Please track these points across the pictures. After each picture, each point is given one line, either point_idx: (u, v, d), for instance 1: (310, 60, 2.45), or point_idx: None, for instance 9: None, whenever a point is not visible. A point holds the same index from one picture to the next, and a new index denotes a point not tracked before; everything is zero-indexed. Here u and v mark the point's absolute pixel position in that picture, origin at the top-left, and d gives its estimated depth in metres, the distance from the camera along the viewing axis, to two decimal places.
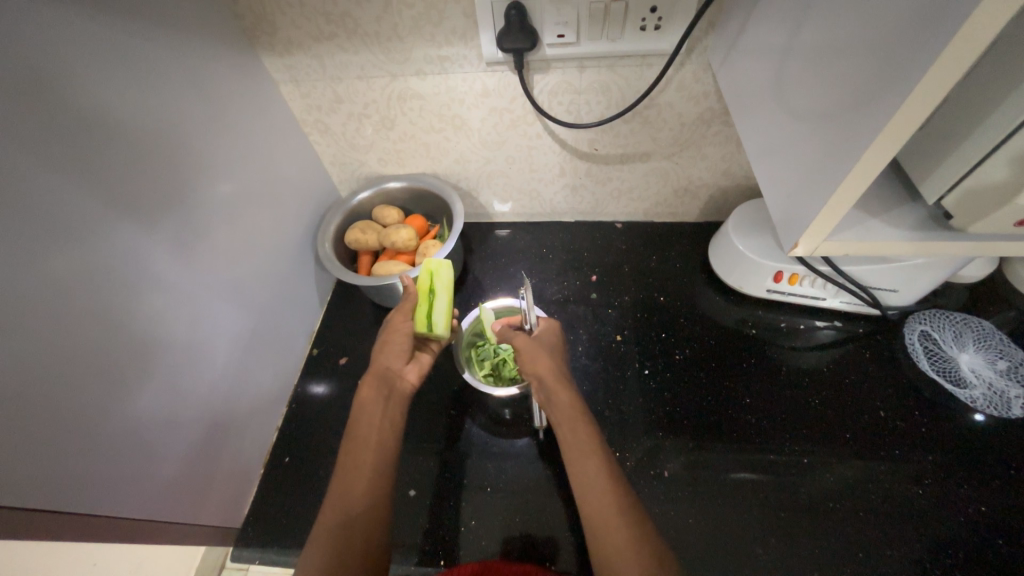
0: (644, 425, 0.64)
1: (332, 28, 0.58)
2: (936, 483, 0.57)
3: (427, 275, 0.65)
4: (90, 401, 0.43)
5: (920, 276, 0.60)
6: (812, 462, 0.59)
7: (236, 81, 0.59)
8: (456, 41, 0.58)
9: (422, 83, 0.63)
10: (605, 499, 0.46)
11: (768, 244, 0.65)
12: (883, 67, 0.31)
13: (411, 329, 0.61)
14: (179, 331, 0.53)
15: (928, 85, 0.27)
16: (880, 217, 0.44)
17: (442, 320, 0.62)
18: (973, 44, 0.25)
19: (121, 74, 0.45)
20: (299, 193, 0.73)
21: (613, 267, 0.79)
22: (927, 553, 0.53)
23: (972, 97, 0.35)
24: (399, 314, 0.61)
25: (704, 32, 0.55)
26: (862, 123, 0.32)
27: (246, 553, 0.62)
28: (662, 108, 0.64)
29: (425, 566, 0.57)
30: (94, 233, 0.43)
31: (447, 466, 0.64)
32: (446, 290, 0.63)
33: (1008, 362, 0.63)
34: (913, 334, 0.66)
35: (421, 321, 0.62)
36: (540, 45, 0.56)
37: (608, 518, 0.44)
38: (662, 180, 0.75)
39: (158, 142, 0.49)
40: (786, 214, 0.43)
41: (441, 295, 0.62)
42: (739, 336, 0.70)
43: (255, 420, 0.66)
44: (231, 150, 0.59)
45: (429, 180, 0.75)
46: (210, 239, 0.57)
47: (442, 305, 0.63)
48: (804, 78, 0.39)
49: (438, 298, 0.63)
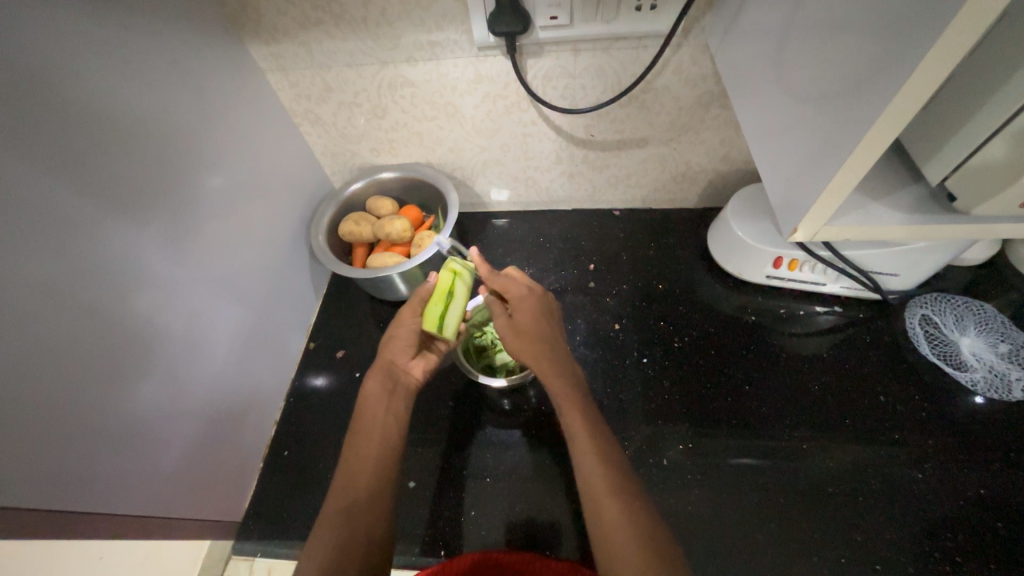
0: (644, 413, 0.63)
1: (320, 14, 0.56)
2: (936, 466, 0.57)
3: (449, 275, 0.59)
4: (88, 400, 0.43)
5: (922, 260, 0.59)
6: (811, 447, 0.59)
7: (222, 71, 0.57)
8: (447, 26, 0.56)
9: (413, 70, 0.62)
10: (597, 485, 0.45)
11: (768, 229, 0.64)
12: (885, 44, 0.29)
13: (418, 325, 0.59)
14: (174, 327, 0.53)
15: (934, 63, 0.26)
16: (882, 200, 0.43)
17: (452, 328, 0.59)
18: (981, 18, 0.24)
19: (102, 64, 0.44)
20: (291, 184, 0.72)
21: (611, 255, 0.79)
22: (927, 536, 0.53)
23: (975, 75, 0.34)
24: (408, 308, 0.60)
25: (701, 12, 0.53)
26: (864, 103, 0.31)
27: (248, 546, 0.62)
28: (659, 92, 0.62)
29: (426, 557, 0.58)
30: (81, 229, 0.42)
31: (446, 457, 0.64)
32: (464, 298, 0.59)
33: (1009, 345, 0.62)
34: (914, 318, 0.66)
35: (432, 321, 0.58)
36: (533, 28, 0.55)
37: (605, 508, 0.44)
38: (660, 166, 0.74)
39: (144, 135, 0.48)
40: (785, 198, 0.42)
41: (460, 303, 0.58)
42: (738, 323, 0.69)
43: (255, 414, 0.66)
44: (220, 142, 0.58)
45: (423, 169, 0.74)
46: (203, 234, 0.56)
47: (456, 313, 0.59)
48: (803, 57, 0.38)
49: (455, 305, 0.59)
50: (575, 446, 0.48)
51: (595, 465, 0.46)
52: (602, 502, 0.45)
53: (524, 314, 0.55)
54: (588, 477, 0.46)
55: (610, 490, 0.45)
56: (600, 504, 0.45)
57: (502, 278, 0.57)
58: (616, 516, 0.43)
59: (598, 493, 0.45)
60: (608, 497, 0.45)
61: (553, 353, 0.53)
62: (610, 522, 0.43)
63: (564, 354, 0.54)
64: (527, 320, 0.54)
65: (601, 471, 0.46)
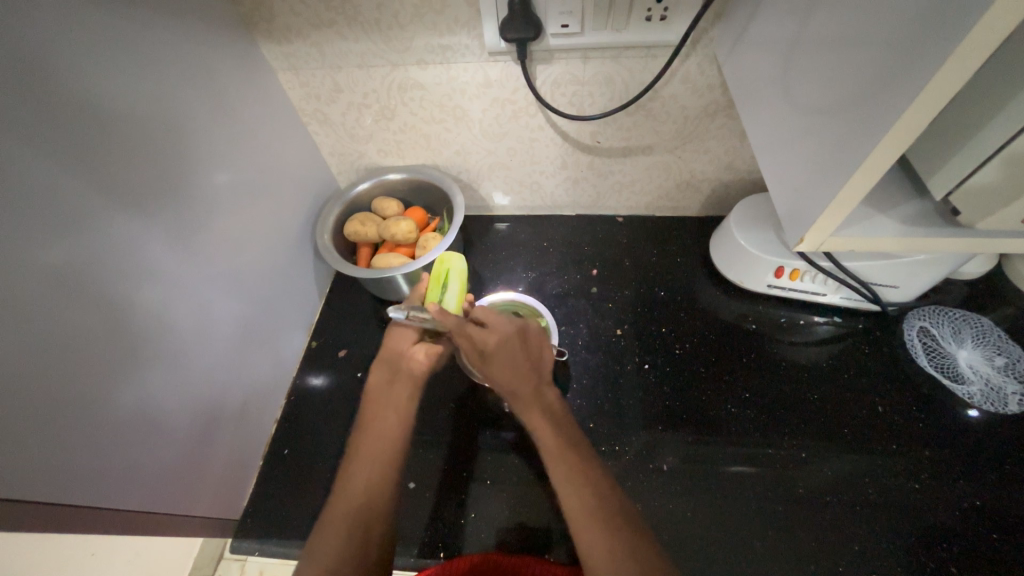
0: (644, 418, 0.64)
1: (333, 16, 0.57)
2: (932, 477, 0.57)
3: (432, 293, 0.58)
4: (90, 393, 0.43)
5: (922, 272, 0.60)
6: (809, 455, 0.60)
7: (233, 69, 0.58)
8: (458, 30, 0.57)
9: (423, 73, 0.62)
10: (574, 506, 0.46)
11: (771, 239, 0.65)
12: (892, 63, 0.30)
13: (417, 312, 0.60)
14: (179, 321, 0.53)
15: (941, 83, 0.27)
16: (886, 213, 0.44)
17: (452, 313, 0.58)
18: (988, 40, 0.25)
19: (116, 61, 0.44)
20: (298, 184, 0.72)
21: (613, 260, 0.79)
22: (922, 546, 0.54)
23: (979, 95, 0.35)
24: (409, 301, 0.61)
25: (710, 23, 0.54)
26: (871, 119, 0.32)
27: (245, 545, 0.62)
28: (666, 101, 0.63)
29: (424, 558, 0.58)
30: (90, 223, 0.42)
31: (447, 459, 0.64)
32: (456, 283, 0.61)
33: (1005, 359, 0.63)
34: (912, 330, 0.67)
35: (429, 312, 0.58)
36: (544, 35, 0.55)
37: (585, 524, 0.45)
38: (664, 173, 0.74)
39: (152, 131, 0.48)
40: (791, 209, 0.43)
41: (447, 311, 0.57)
42: (739, 331, 0.70)
43: (255, 411, 0.66)
44: (229, 139, 0.58)
45: (430, 172, 0.74)
46: (209, 230, 0.56)
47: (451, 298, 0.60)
48: (812, 70, 0.39)
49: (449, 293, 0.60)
50: (551, 467, 0.49)
51: (572, 486, 0.47)
52: (581, 523, 0.45)
53: (501, 350, 0.53)
54: (565, 498, 0.47)
55: (586, 509, 0.46)
56: (577, 523, 0.45)
57: (467, 325, 0.53)
58: (591, 536, 0.44)
59: (577, 513, 0.46)
60: (586, 516, 0.45)
61: (527, 383, 0.53)
62: (586, 540, 0.44)
63: (541, 381, 0.53)
64: (506, 357, 0.52)
65: (577, 491, 0.47)
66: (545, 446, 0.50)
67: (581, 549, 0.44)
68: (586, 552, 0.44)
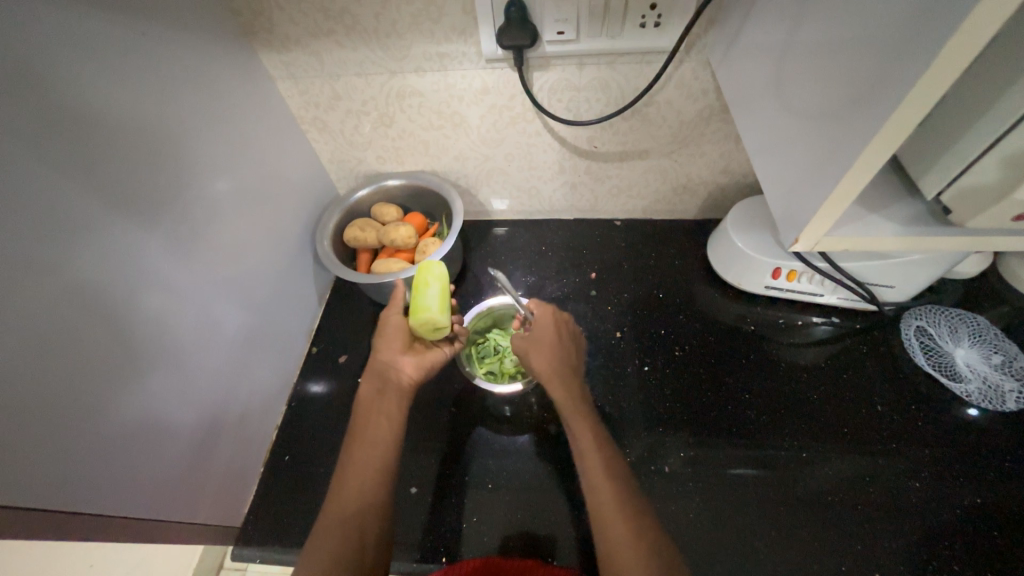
0: (645, 420, 0.64)
1: (332, 25, 0.58)
2: (933, 476, 0.58)
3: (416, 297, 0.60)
4: (92, 399, 0.43)
5: (916, 271, 0.60)
6: (810, 456, 0.60)
7: (234, 79, 0.59)
8: (456, 38, 0.58)
9: (421, 80, 0.63)
10: (604, 498, 0.46)
11: (767, 240, 0.66)
12: (880, 67, 0.31)
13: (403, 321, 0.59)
14: (180, 328, 0.53)
15: (925, 84, 0.28)
16: (879, 213, 0.44)
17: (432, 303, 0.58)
18: (969, 43, 0.26)
19: (119, 73, 0.45)
20: (298, 192, 0.73)
21: (612, 264, 0.80)
22: (922, 543, 0.54)
23: (964, 98, 0.36)
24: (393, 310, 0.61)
25: (704, 28, 0.55)
26: (859, 122, 0.33)
27: (246, 552, 0.61)
28: (662, 106, 0.64)
29: (425, 564, 0.57)
30: (93, 231, 0.43)
31: (447, 464, 0.64)
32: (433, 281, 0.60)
33: (1002, 357, 0.63)
34: (910, 329, 0.67)
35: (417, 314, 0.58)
36: (540, 42, 0.56)
37: (610, 512, 0.45)
38: (661, 177, 0.75)
39: (155, 141, 0.49)
40: (786, 211, 0.43)
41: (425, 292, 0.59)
42: (738, 332, 0.70)
43: (254, 420, 0.66)
44: (229, 147, 0.59)
45: (429, 177, 0.75)
46: (209, 237, 0.56)
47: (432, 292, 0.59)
48: (805, 73, 0.39)
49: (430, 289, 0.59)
50: (583, 458, 0.49)
51: (600, 477, 0.47)
52: (607, 514, 0.45)
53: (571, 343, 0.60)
54: (594, 485, 0.47)
55: (616, 499, 0.46)
56: (605, 516, 0.45)
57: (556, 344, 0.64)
58: (614, 525, 0.44)
59: (602, 502, 0.46)
60: (613, 509, 0.45)
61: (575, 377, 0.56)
62: (612, 532, 0.44)
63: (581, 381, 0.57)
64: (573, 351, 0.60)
65: (604, 480, 0.47)
66: (580, 432, 0.51)
67: (607, 538, 0.44)
68: (609, 544, 0.44)
